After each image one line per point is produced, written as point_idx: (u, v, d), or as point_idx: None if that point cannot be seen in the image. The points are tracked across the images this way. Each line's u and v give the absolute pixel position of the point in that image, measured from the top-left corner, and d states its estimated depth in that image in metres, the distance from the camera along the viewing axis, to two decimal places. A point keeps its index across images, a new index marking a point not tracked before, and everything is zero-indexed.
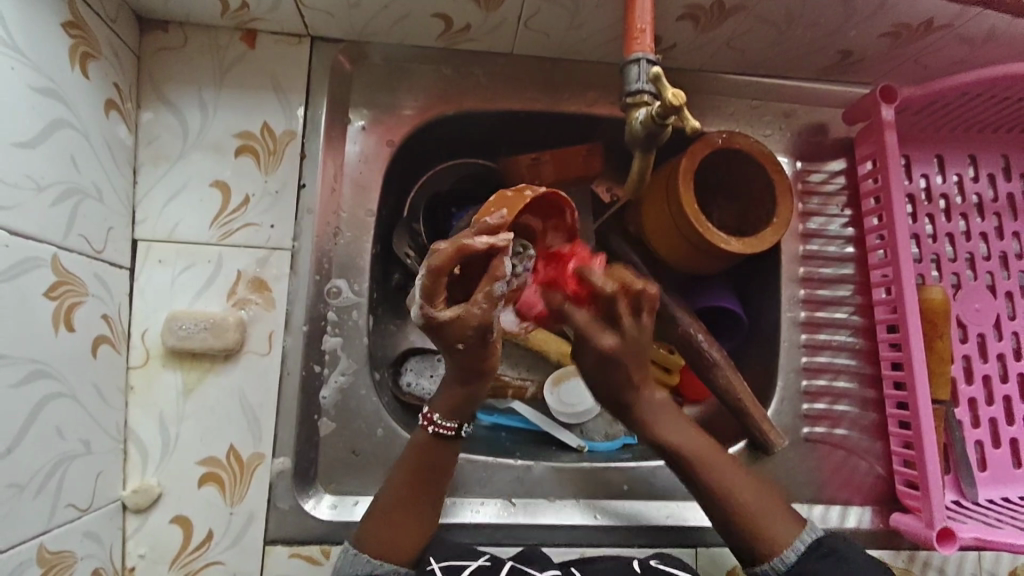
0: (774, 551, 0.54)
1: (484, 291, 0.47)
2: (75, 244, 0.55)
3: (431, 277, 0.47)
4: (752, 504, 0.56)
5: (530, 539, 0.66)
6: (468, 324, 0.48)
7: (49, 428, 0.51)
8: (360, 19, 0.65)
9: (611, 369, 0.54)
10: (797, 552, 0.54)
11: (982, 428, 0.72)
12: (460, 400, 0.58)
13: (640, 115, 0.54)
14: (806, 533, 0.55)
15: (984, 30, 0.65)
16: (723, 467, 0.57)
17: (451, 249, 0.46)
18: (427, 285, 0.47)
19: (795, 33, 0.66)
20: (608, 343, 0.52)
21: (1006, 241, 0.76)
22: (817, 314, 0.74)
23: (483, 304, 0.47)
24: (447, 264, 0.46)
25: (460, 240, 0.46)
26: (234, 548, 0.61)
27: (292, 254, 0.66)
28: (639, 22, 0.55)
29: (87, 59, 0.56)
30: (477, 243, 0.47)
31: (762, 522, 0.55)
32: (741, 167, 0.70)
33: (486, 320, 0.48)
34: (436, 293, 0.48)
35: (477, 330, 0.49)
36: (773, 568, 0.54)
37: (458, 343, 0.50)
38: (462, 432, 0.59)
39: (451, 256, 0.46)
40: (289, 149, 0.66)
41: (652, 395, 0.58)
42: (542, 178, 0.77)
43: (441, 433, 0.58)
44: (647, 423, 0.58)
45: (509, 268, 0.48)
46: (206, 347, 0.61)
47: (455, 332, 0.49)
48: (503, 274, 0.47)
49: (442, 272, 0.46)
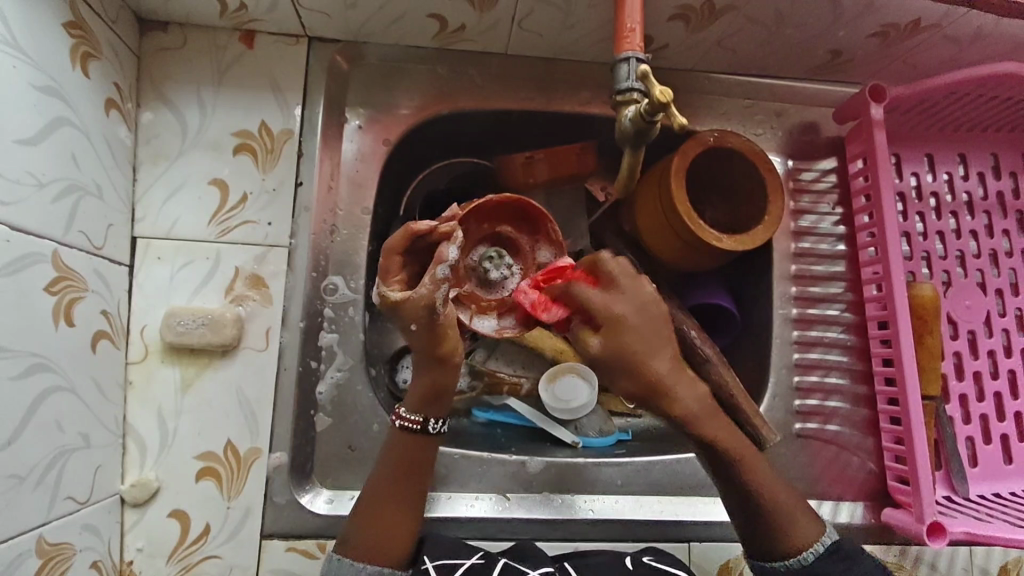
0: (794, 550, 0.55)
1: (427, 273, 0.53)
2: (76, 240, 0.56)
3: (386, 258, 0.56)
4: (787, 504, 0.56)
5: (525, 533, 0.67)
6: (417, 304, 0.53)
7: (48, 421, 0.51)
8: (356, 19, 0.66)
9: (632, 339, 0.54)
10: (816, 553, 0.54)
11: (972, 423, 0.73)
12: (431, 390, 0.59)
13: (630, 113, 0.55)
14: (826, 534, 0.56)
15: (971, 30, 0.66)
16: (755, 465, 0.57)
17: (400, 233, 0.56)
18: (383, 266, 0.56)
19: (785, 33, 0.67)
20: (623, 312, 0.54)
21: (996, 239, 0.77)
22: (810, 311, 0.75)
23: (427, 285, 0.52)
24: (398, 245, 0.56)
25: (407, 226, 0.56)
26: (231, 542, 0.62)
27: (289, 251, 0.66)
28: (629, 21, 0.56)
29: (87, 58, 0.57)
30: (422, 227, 0.56)
31: (793, 522, 0.56)
32: (733, 166, 0.71)
33: (431, 300, 0.53)
34: (394, 275, 0.56)
35: (427, 311, 0.53)
36: (789, 565, 0.55)
37: (413, 324, 0.54)
38: (429, 427, 0.60)
39: (402, 240, 0.56)
40: (287, 147, 0.67)
41: (689, 388, 0.56)
42: (537, 177, 0.78)
43: (407, 427, 0.60)
44: (688, 415, 0.56)
45: (452, 253, 0.53)
46: (204, 342, 0.62)
47: (406, 312, 0.53)
48: (445, 256, 0.53)
49: (394, 252, 0.56)
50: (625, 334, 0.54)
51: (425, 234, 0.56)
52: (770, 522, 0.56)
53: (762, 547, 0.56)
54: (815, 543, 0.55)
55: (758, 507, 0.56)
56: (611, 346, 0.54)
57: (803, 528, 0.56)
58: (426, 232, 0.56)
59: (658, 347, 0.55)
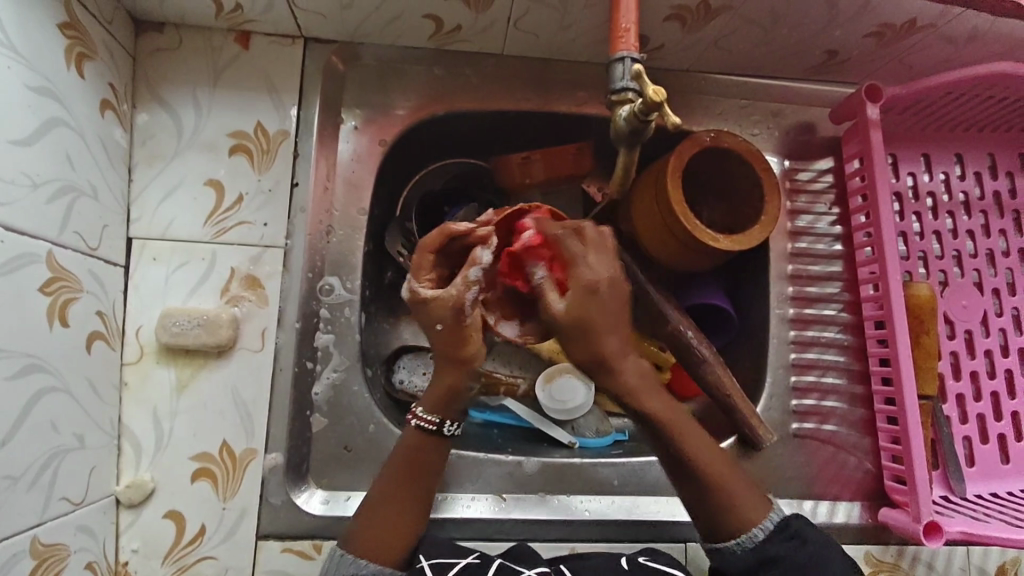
0: (741, 530, 0.56)
1: (460, 275, 0.54)
2: (71, 240, 0.56)
3: (419, 255, 0.57)
4: (733, 487, 0.57)
5: (521, 534, 0.67)
6: (446, 304, 0.54)
7: (43, 422, 0.51)
8: (352, 20, 0.66)
9: (593, 307, 0.53)
10: (766, 530, 0.55)
11: (969, 423, 0.73)
12: (445, 392, 0.60)
13: (624, 112, 0.55)
14: (774, 513, 0.57)
15: (967, 30, 0.66)
16: (690, 434, 0.58)
17: (436, 233, 0.56)
18: (416, 262, 0.57)
19: (781, 33, 0.67)
20: (559, 308, 0.54)
21: (993, 238, 0.77)
22: (807, 311, 0.75)
23: (459, 286, 0.54)
24: (432, 243, 0.56)
25: (445, 226, 0.56)
26: (226, 542, 0.62)
27: (285, 252, 0.66)
28: (624, 21, 0.56)
29: (82, 59, 0.57)
30: (460, 228, 0.56)
31: (735, 502, 0.56)
32: (729, 166, 0.71)
33: (460, 301, 0.54)
34: (425, 273, 0.57)
35: (454, 312, 0.55)
36: (741, 545, 0.55)
37: (438, 325, 0.56)
38: (444, 428, 0.60)
39: (437, 239, 0.56)
40: (283, 148, 0.67)
41: (632, 363, 0.57)
42: (533, 177, 0.78)
43: (423, 426, 0.60)
44: (630, 391, 0.57)
45: (484, 257, 0.55)
46: (200, 343, 0.62)
47: (434, 311, 0.55)
48: (479, 260, 0.55)
49: (429, 250, 0.56)
50: (586, 304, 0.53)
51: (462, 235, 0.56)
52: (717, 505, 0.56)
53: (713, 531, 0.57)
54: (764, 521, 0.56)
55: (704, 493, 0.57)
56: (571, 316, 0.53)
57: (748, 509, 0.56)
58: (464, 233, 0.56)
59: (613, 327, 0.55)
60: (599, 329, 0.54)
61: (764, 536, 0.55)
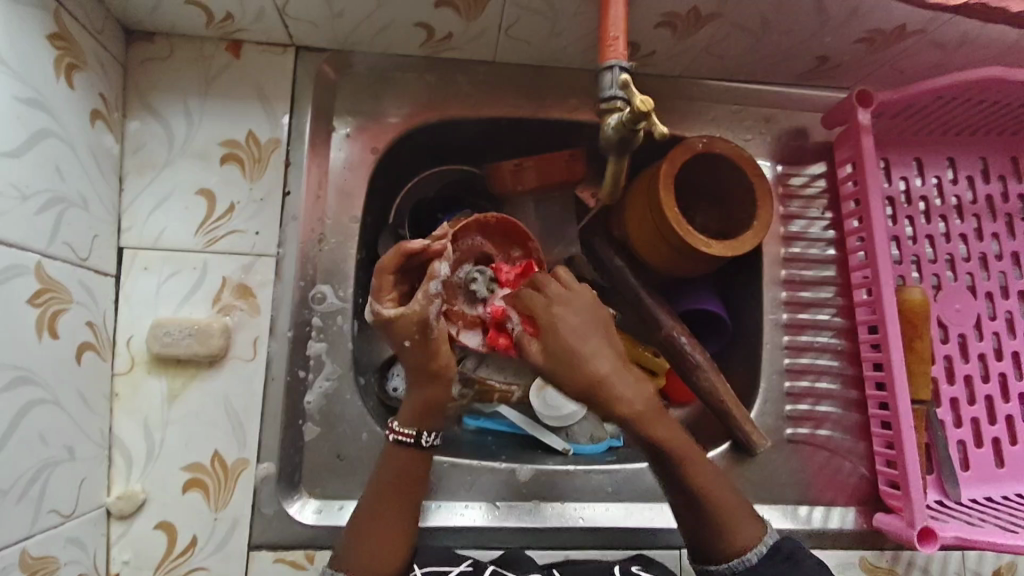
0: (735, 554, 0.55)
1: (421, 289, 0.56)
2: (60, 251, 0.55)
3: (379, 277, 0.57)
4: (728, 510, 0.56)
5: (515, 542, 0.67)
6: (410, 321, 0.56)
7: (32, 434, 0.51)
8: (343, 28, 0.66)
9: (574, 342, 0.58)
10: (759, 554, 0.55)
11: (964, 427, 0.72)
12: (426, 407, 0.60)
13: (612, 121, 0.55)
14: (767, 535, 0.56)
15: (957, 35, 0.66)
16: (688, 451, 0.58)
17: (393, 253, 0.56)
18: (376, 283, 0.57)
19: (771, 40, 0.68)
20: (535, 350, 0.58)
21: (985, 242, 0.77)
22: (800, 316, 0.75)
23: (421, 300, 0.56)
24: (390, 265, 0.56)
25: (399, 245, 0.57)
26: (218, 553, 0.62)
27: (277, 260, 0.66)
28: (612, 30, 0.56)
29: (72, 69, 0.57)
30: (415, 246, 0.56)
31: (733, 527, 0.56)
32: (722, 172, 0.71)
33: (424, 315, 0.56)
34: (387, 293, 0.57)
35: (420, 328, 0.56)
36: (732, 569, 0.55)
37: (406, 341, 0.57)
38: (422, 440, 0.60)
39: (394, 258, 0.56)
40: (274, 156, 0.67)
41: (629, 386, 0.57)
42: (524, 184, 0.77)
43: (401, 440, 0.60)
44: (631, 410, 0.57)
45: (443, 268, 0.57)
46: (190, 353, 0.62)
47: (400, 328, 0.56)
48: (438, 274, 0.57)
49: (387, 271, 0.56)
50: (556, 339, 0.58)
51: (417, 253, 0.57)
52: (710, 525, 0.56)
53: (708, 552, 0.56)
54: (758, 545, 0.55)
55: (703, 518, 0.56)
56: (550, 356, 0.58)
57: (743, 531, 0.56)
58: (419, 251, 0.57)
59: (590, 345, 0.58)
60: (578, 353, 0.57)
61: (757, 560, 0.55)
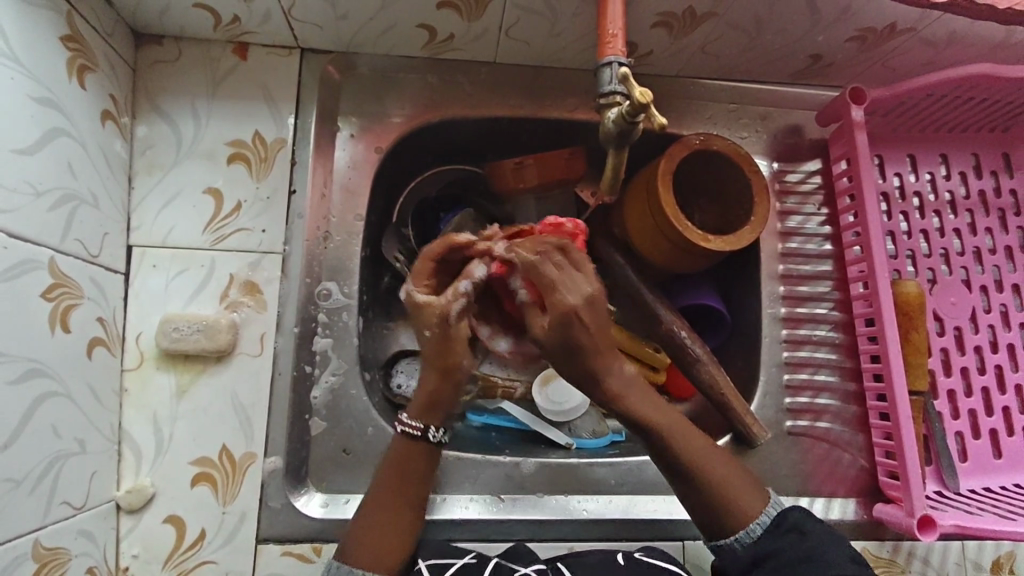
0: (742, 525, 0.56)
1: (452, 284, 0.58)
2: (72, 247, 0.56)
3: (420, 262, 0.61)
4: (732, 486, 0.58)
5: (520, 534, 0.67)
6: (433, 309, 0.58)
7: (44, 427, 0.52)
8: (347, 31, 0.67)
9: (578, 326, 0.54)
10: (762, 525, 0.56)
11: (961, 419, 0.73)
12: (431, 398, 0.61)
13: (612, 115, 0.56)
14: (771, 506, 0.57)
15: (947, 33, 0.67)
16: (680, 429, 0.59)
17: (439, 242, 0.60)
18: (417, 268, 0.61)
19: (765, 39, 0.69)
20: (541, 325, 0.55)
21: (979, 236, 0.78)
22: (798, 310, 0.76)
23: (448, 296, 0.57)
24: (433, 252, 0.60)
25: (449, 237, 0.60)
26: (227, 546, 0.62)
27: (283, 257, 0.67)
28: (611, 27, 0.58)
29: (84, 70, 0.58)
30: (460, 240, 0.60)
31: (738, 511, 0.57)
32: (720, 169, 0.72)
33: (446, 310, 0.57)
34: (423, 280, 0.61)
35: (439, 320, 0.58)
36: (742, 541, 0.56)
37: (427, 331, 0.59)
38: (429, 434, 0.61)
39: (439, 247, 0.60)
40: (280, 155, 0.68)
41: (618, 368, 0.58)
42: (526, 181, 0.78)
43: (408, 432, 0.61)
44: (615, 395, 0.57)
45: (479, 272, 0.58)
46: (199, 348, 0.63)
47: (423, 316, 0.58)
48: (472, 273, 0.58)
49: (429, 258, 0.61)
50: (563, 318, 0.53)
51: (462, 247, 0.60)
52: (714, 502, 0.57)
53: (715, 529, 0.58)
54: (762, 516, 0.56)
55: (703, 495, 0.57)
56: (549, 332, 0.55)
57: (748, 503, 0.57)
58: (464, 245, 0.60)
59: (601, 335, 0.55)
60: (578, 338, 0.54)
61: (761, 532, 0.56)
